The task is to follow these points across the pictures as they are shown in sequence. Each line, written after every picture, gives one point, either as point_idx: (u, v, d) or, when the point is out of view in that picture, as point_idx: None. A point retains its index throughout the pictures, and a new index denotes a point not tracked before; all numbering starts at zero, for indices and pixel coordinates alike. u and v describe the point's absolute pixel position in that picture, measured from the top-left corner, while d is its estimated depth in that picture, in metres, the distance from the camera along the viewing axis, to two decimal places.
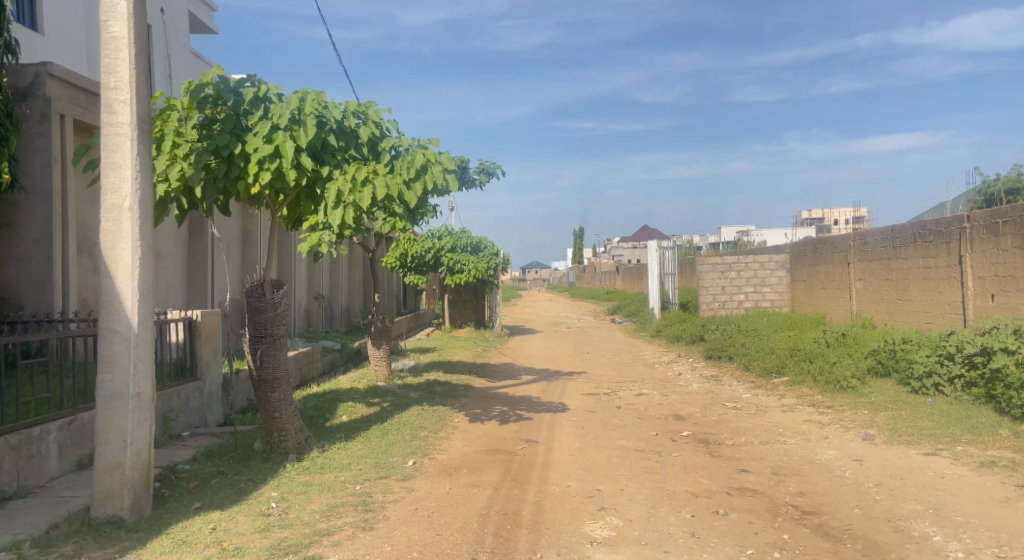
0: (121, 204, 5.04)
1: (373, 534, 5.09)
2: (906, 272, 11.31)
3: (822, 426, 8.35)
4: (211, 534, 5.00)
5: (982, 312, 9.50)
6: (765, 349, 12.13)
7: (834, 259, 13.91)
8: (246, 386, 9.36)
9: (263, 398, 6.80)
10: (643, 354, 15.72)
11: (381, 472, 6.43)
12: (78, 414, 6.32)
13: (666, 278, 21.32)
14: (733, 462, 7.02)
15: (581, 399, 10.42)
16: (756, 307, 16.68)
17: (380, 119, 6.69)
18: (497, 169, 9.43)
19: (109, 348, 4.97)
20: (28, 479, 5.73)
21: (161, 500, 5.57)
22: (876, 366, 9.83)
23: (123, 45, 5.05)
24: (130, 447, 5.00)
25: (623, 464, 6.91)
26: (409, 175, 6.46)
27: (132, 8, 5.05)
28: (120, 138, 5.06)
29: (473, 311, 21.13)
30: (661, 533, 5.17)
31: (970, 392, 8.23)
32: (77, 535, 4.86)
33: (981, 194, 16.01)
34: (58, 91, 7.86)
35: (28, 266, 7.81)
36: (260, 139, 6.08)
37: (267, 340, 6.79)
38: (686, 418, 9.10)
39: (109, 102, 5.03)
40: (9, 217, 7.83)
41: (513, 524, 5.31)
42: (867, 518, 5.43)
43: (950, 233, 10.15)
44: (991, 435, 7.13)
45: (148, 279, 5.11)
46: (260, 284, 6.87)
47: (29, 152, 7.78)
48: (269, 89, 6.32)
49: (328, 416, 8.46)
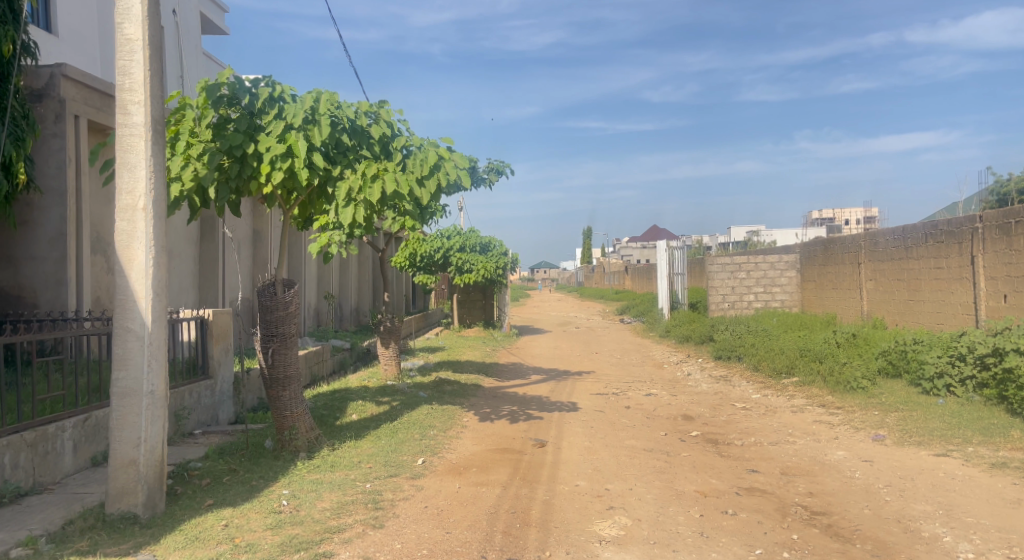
0: (135, 204, 5.09)
1: (383, 532, 5.12)
2: (917, 272, 11.27)
3: (832, 426, 8.34)
4: (223, 530, 5.04)
5: (993, 313, 9.45)
6: (774, 349, 12.12)
7: (845, 259, 13.88)
8: (257, 384, 9.41)
9: (274, 396, 6.85)
10: (653, 354, 15.73)
11: (390, 470, 6.47)
12: (93, 411, 6.39)
13: (675, 278, 21.33)
14: (742, 462, 7.02)
15: (590, 398, 10.44)
16: (766, 307, 16.64)
17: (391, 119, 6.74)
18: (508, 169, 9.41)
19: (123, 347, 5.02)
20: (43, 476, 5.80)
21: (174, 498, 5.63)
22: (886, 367, 9.81)
23: (138, 47, 5.10)
24: (144, 445, 5.05)
25: (632, 464, 6.92)
26: (422, 173, 6.51)
27: (146, 11, 5.11)
28: (134, 139, 5.12)
29: (482, 311, 21.13)
30: (669, 532, 5.19)
31: (981, 393, 8.20)
32: (92, 531, 4.92)
33: (993, 193, 15.92)
34: (72, 92, 7.94)
35: (42, 265, 7.90)
36: (273, 138, 6.12)
37: (278, 339, 6.83)
38: (695, 418, 9.11)
39: (124, 103, 5.09)
40: (24, 216, 7.92)
41: (523, 523, 5.34)
42: (878, 519, 5.43)
43: (961, 234, 10.12)
44: (1003, 436, 7.11)
45: (162, 278, 5.16)
46: (272, 283, 6.91)
47: (44, 152, 7.85)
48: (284, 89, 6.34)
49: (338, 415, 8.51)
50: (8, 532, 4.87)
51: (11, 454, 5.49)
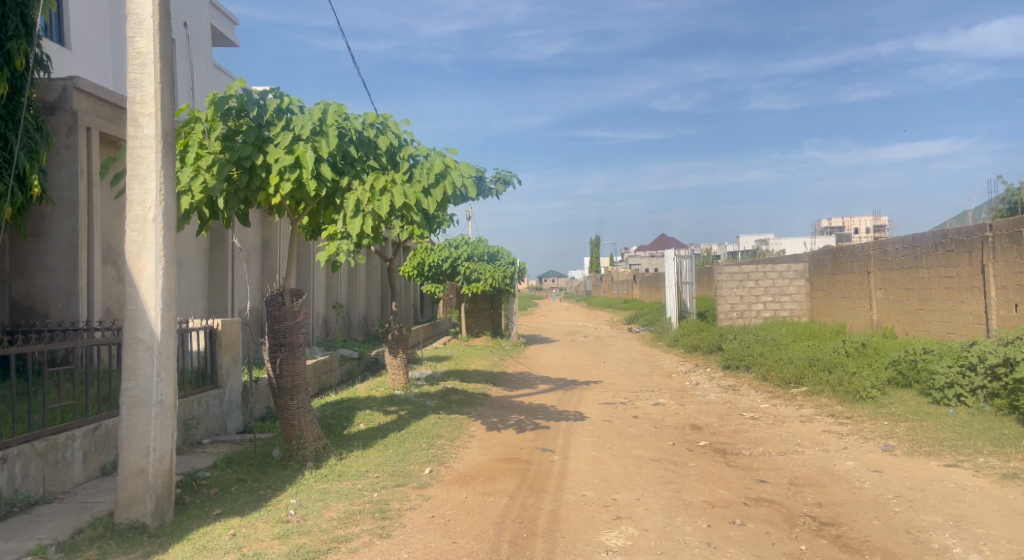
0: (146, 214, 5.14)
1: (390, 541, 5.14)
2: (927, 281, 11.22)
3: (842, 436, 8.31)
4: (230, 540, 5.06)
5: (1004, 322, 9.39)
6: (783, 358, 12.09)
7: (854, 268, 13.84)
8: (265, 394, 9.46)
9: (282, 406, 6.88)
10: (661, 363, 15.73)
11: (397, 480, 6.48)
12: (102, 421, 6.44)
13: (684, 286, 21.28)
14: (749, 472, 7.01)
15: (597, 408, 10.42)
16: (775, 316, 16.61)
17: (398, 130, 6.81)
18: (515, 178, 9.35)
19: (132, 357, 5.06)
20: (53, 485, 5.83)
21: (183, 507, 5.66)
22: (896, 377, 9.79)
23: (149, 60, 5.15)
24: (153, 454, 5.08)
25: (639, 474, 6.90)
26: (430, 183, 6.53)
27: (157, 25, 5.17)
28: (144, 151, 5.17)
29: (490, 320, 21.14)
30: (676, 542, 5.18)
31: (992, 403, 8.15)
32: (101, 540, 4.95)
33: (1005, 202, 15.81)
34: (85, 104, 8.02)
35: (55, 276, 7.97)
36: (281, 150, 6.18)
37: (286, 348, 6.86)
38: (703, 427, 9.08)
39: (134, 116, 5.15)
40: (36, 228, 8.00)
41: (529, 533, 5.33)
42: (886, 529, 5.40)
43: (972, 243, 10.08)
44: (1014, 447, 7.05)
45: (171, 288, 5.21)
46: (280, 292, 6.95)
47: (55, 165, 7.91)
48: (292, 101, 6.40)
49: (345, 424, 8.54)
50: (18, 541, 4.92)
51: (22, 463, 5.53)
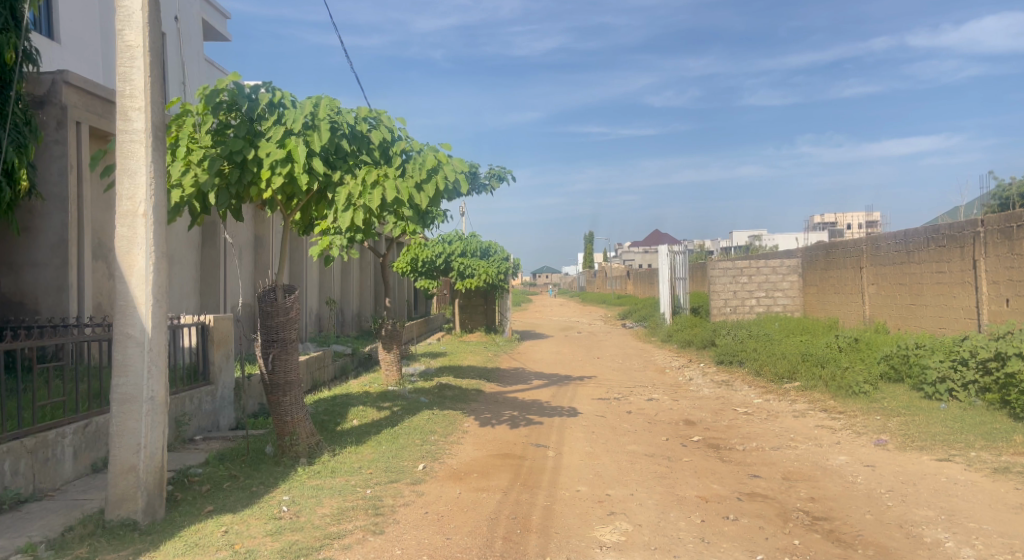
0: (136, 210, 5.09)
1: (383, 538, 5.11)
2: (919, 276, 11.26)
3: (834, 431, 8.32)
4: (222, 537, 5.03)
5: (996, 317, 9.43)
6: (776, 353, 12.12)
7: (847, 263, 13.87)
8: (258, 390, 9.43)
9: (275, 402, 6.84)
10: (655, 358, 15.75)
11: (391, 476, 6.46)
12: (93, 418, 6.39)
13: (677, 281, 21.26)
14: (743, 467, 7.02)
15: (592, 404, 10.40)
16: (768, 312, 16.66)
17: (391, 125, 6.78)
18: (508, 174, 9.38)
19: (123, 353, 5.01)
20: (43, 483, 5.79)
21: (174, 503, 5.63)
22: (888, 371, 9.81)
23: (139, 53, 5.11)
24: (144, 451, 5.04)
25: (633, 469, 6.91)
26: (422, 178, 6.48)
27: (146, 19, 5.12)
28: (134, 145, 5.12)
29: (483, 316, 21.12)
30: (670, 537, 5.18)
31: (984, 397, 8.19)
32: (90, 537, 4.91)
33: (997, 197, 15.86)
34: (74, 99, 7.97)
35: (44, 272, 7.92)
36: (273, 144, 6.12)
37: (279, 344, 6.82)
38: (697, 423, 9.09)
39: (124, 110, 5.10)
40: (25, 222, 7.94)
41: (524, 529, 5.32)
42: (879, 524, 5.41)
43: (963, 238, 10.12)
44: (1005, 441, 7.07)
45: (161, 283, 5.16)
46: (272, 288, 6.92)
47: (45, 159, 7.86)
48: (284, 96, 6.38)
49: (339, 420, 8.52)
50: (8, 539, 4.88)
51: (11, 461, 5.49)
